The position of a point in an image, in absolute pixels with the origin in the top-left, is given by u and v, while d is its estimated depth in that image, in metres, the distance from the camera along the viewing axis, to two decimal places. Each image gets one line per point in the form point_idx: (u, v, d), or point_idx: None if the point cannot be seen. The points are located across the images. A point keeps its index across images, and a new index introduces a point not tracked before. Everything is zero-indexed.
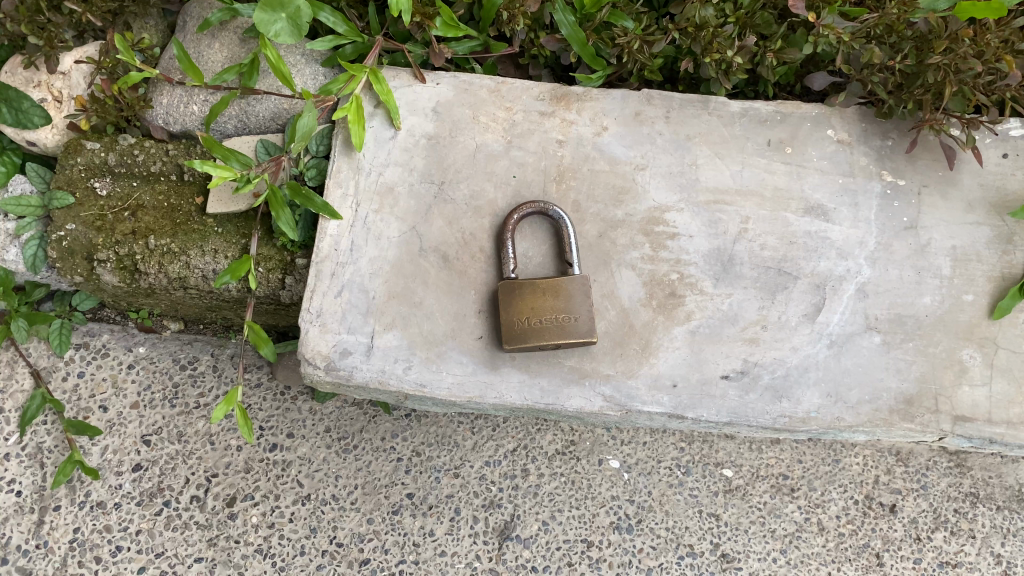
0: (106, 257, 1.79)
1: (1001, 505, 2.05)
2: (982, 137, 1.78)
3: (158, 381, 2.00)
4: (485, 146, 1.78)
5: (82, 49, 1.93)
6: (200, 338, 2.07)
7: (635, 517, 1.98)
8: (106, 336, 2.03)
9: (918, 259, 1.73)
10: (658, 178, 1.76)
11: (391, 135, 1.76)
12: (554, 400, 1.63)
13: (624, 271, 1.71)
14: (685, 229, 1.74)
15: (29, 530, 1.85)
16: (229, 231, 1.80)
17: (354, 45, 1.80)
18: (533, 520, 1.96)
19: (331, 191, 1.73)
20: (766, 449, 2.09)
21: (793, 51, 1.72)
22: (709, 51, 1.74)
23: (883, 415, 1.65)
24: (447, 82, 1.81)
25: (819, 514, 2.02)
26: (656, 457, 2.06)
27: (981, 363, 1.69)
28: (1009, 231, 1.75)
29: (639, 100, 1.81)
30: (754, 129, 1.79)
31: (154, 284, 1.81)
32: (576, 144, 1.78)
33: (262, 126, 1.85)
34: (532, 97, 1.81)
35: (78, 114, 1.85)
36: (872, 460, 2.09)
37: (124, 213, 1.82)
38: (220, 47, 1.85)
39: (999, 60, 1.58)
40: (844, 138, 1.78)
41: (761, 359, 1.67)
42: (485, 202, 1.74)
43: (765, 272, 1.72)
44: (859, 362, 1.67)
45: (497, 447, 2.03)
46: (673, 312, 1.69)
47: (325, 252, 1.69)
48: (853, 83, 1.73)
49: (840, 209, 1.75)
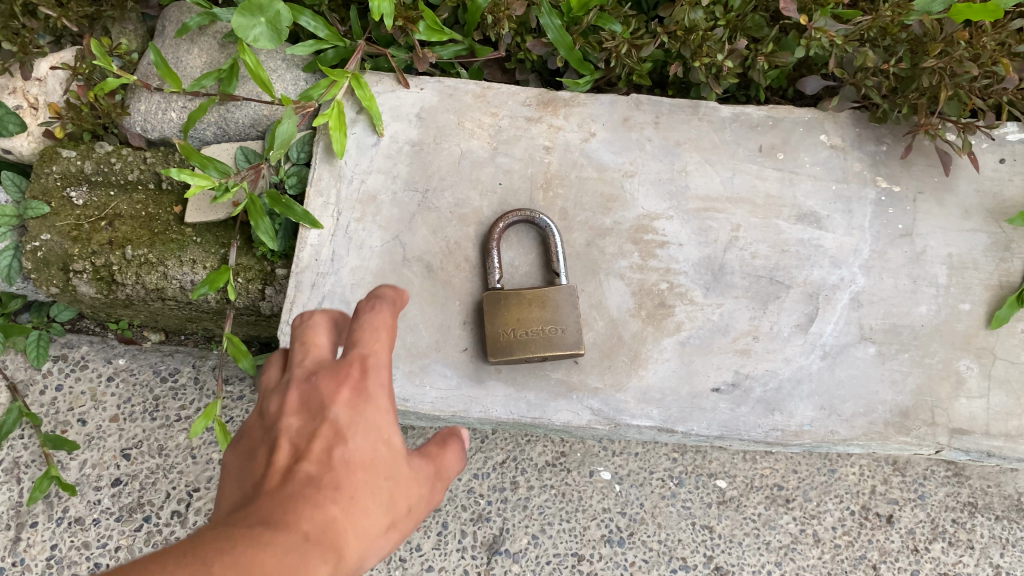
0: (82, 267, 1.74)
1: (1000, 514, 2.00)
2: (977, 142, 1.74)
3: (138, 393, 1.95)
4: (470, 153, 1.74)
5: (59, 55, 1.89)
6: (182, 349, 2.01)
7: (627, 530, 1.94)
8: (85, 348, 1.99)
9: (914, 268, 1.69)
10: (647, 185, 1.72)
11: (373, 142, 1.73)
12: (541, 415, 1.59)
13: (613, 280, 1.67)
14: (675, 238, 1.70)
15: (6, 547, 1.81)
16: (208, 241, 1.76)
17: (336, 50, 1.75)
18: (522, 534, 1.92)
19: (312, 199, 1.69)
20: (760, 460, 2.04)
21: (785, 55, 1.67)
22: (699, 55, 1.70)
23: (879, 428, 1.61)
24: (431, 87, 1.77)
25: (815, 526, 1.98)
26: (648, 469, 2.01)
27: (979, 374, 1.65)
28: (1007, 239, 1.70)
29: (627, 105, 1.77)
30: (745, 134, 1.75)
31: (132, 295, 1.77)
32: (563, 151, 1.74)
33: (242, 133, 1.81)
34: (518, 102, 1.77)
35: (54, 121, 1.83)
36: (869, 470, 2.05)
37: (101, 222, 1.77)
38: (200, 53, 1.81)
39: (996, 63, 1.54)
40: (838, 144, 1.74)
41: (754, 370, 1.63)
42: (470, 210, 1.70)
43: (757, 280, 1.68)
44: (854, 373, 1.63)
45: (485, 459, 1.99)
46: (662, 323, 1.65)
47: (306, 261, 1.65)
48: (846, 87, 1.68)
49: (833, 216, 1.71)
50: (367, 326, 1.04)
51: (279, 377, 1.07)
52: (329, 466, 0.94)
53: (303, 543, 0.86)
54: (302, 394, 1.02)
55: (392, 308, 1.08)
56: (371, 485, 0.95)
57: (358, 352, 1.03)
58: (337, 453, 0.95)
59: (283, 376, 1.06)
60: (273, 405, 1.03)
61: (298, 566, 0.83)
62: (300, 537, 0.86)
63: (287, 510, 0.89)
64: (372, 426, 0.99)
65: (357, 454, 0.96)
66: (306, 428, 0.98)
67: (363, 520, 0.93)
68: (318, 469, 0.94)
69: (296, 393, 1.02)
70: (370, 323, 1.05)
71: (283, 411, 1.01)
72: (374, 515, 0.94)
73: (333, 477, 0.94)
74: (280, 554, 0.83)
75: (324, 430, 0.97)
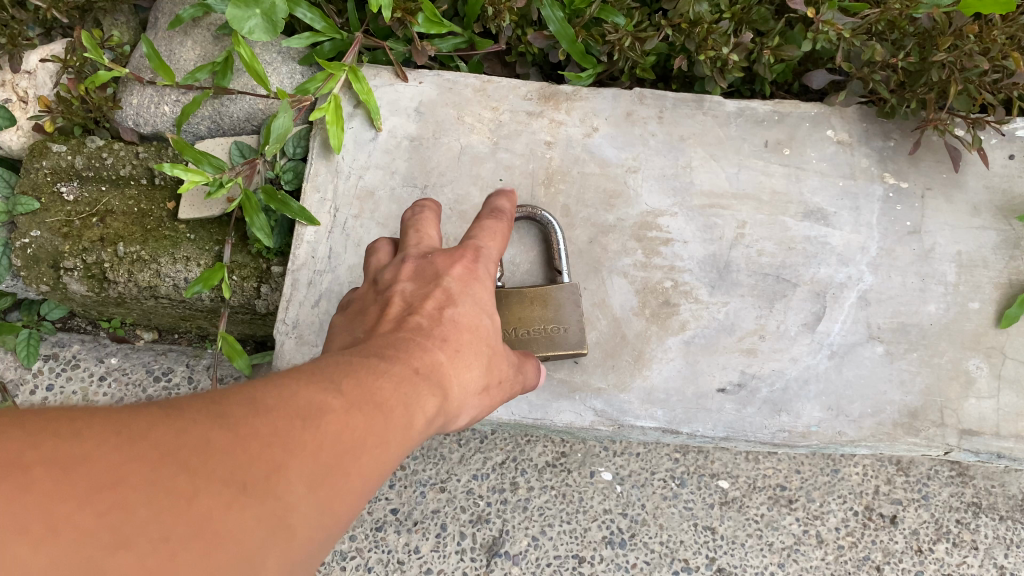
0: (73, 265, 1.70)
1: (1004, 515, 1.94)
2: (986, 138, 1.71)
3: (130, 393, 1.90)
4: (470, 148, 1.70)
5: (48, 47, 1.84)
6: (176, 348, 1.97)
7: (628, 531, 1.91)
8: (76, 347, 1.94)
9: (922, 266, 1.66)
10: (650, 181, 1.69)
11: (371, 136, 1.69)
12: (543, 416, 1.56)
13: (615, 278, 1.64)
14: (679, 235, 1.67)
15: None
16: (201, 237, 1.72)
17: (332, 42, 1.71)
18: (522, 536, 1.89)
19: (308, 195, 1.66)
20: (763, 460, 1.99)
21: (792, 49, 1.63)
22: (703, 49, 1.66)
23: (886, 429, 1.59)
24: (430, 80, 1.73)
25: (818, 527, 1.93)
26: (650, 469, 1.97)
27: (988, 374, 1.62)
28: (1016, 236, 1.67)
29: (631, 99, 1.73)
30: (750, 129, 1.72)
31: (124, 292, 1.73)
32: (565, 146, 1.70)
33: (236, 127, 1.77)
34: (520, 96, 1.73)
35: (44, 115, 1.78)
36: (873, 470, 1.99)
37: (92, 219, 1.73)
38: (193, 45, 1.76)
39: (1007, 56, 1.49)
40: (845, 139, 1.71)
41: (759, 370, 1.60)
42: (470, 206, 1.66)
43: (763, 278, 1.65)
44: (861, 373, 1.61)
45: (484, 459, 1.96)
46: (666, 322, 1.62)
47: (302, 259, 1.63)
48: (853, 81, 1.65)
49: (840, 213, 1.68)
50: (484, 229, 1.28)
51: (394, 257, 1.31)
52: (440, 320, 1.13)
53: (416, 373, 1.00)
54: (416, 266, 1.24)
55: (508, 220, 1.32)
56: (473, 344, 1.13)
57: (474, 243, 1.25)
58: (446, 312, 1.14)
59: (398, 256, 1.30)
60: (390, 274, 1.26)
61: (414, 389, 0.96)
62: (413, 370, 1.00)
63: (404, 347, 1.05)
64: (477, 298, 1.18)
65: (462, 316, 1.15)
66: (420, 290, 1.18)
67: (463, 370, 1.08)
68: (431, 319, 1.13)
69: (413, 266, 1.24)
70: (490, 226, 1.29)
71: (400, 276, 1.23)
72: (473, 371, 1.11)
73: (442, 328, 1.12)
74: (399, 378, 0.96)
75: (437, 293, 1.17)
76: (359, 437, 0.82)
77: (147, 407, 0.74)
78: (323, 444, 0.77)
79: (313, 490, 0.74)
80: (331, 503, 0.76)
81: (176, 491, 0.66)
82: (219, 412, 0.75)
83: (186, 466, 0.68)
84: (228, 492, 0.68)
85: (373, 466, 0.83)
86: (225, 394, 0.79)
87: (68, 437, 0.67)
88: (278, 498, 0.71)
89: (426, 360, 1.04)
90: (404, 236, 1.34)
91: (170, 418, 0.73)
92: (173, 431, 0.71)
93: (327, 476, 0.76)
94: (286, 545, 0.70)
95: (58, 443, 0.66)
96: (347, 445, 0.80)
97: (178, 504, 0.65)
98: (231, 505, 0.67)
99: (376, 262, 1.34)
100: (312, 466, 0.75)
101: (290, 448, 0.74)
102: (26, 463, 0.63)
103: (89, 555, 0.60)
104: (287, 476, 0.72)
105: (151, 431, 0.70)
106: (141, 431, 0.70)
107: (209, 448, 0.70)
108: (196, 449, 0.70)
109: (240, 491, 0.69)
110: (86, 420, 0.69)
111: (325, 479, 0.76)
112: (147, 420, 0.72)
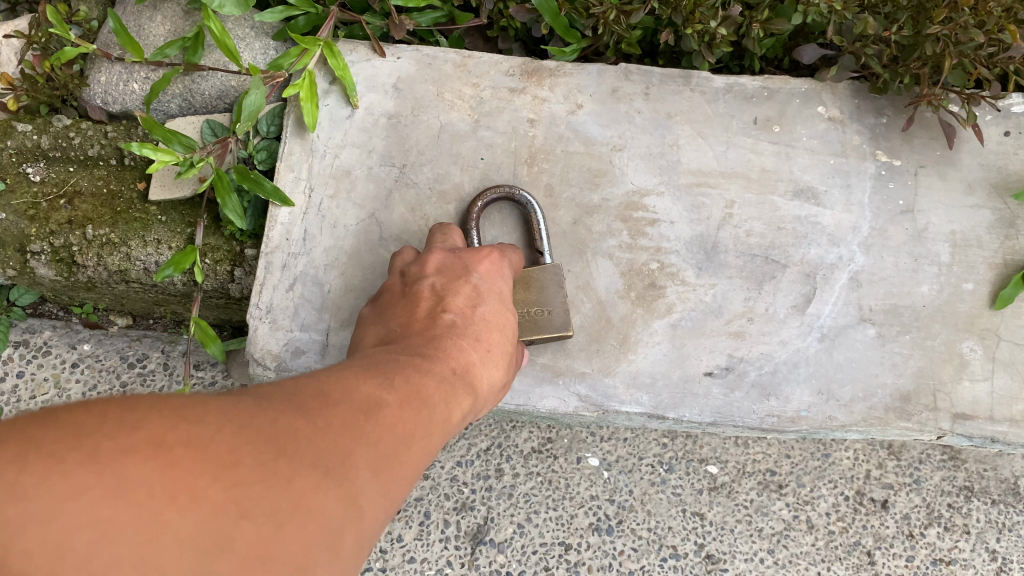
0: (40, 248, 1.65)
1: (996, 499, 1.91)
2: (981, 113, 1.66)
3: (104, 380, 1.85)
4: (450, 126, 1.64)
5: (12, 23, 1.81)
6: (150, 334, 1.91)
7: (616, 518, 1.87)
8: (48, 333, 1.89)
9: (914, 246, 1.61)
10: (637, 159, 1.64)
11: (347, 114, 1.63)
12: (526, 401, 1.52)
13: (600, 260, 1.59)
14: (665, 215, 1.62)
15: None
16: (173, 220, 1.66)
17: (307, 16, 1.65)
18: (508, 523, 1.85)
19: (282, 174, 1.61)
20: (752, 444, 1.95)
21: (782, 22, 1.58)
22: (691, 22, 1.59)
23: (878, 413, 1.55)
24: (408, 56, 1.67)
25: (808, 512, 1.90)
26: (637, 454, 1.93)
27: (982, 357, 1.58)
28: (1011, 215, 1.63)
29: (616, 75, 1.67)
30: (739, 105, 1.66)
31: (94, 277, 1.67)
32: (548, 123, 1.65)
33: (208, 105, 1.71)
34: (501, 72, 1.67)
35: (7, 93, 1.72)
36: (864, 454, 1.95)
37: (60, 200, 1.67)
38: (163, 20, 1.70)
39: (1003, 30, 1.44)
40: (836, 116, 1.66)
41: (748, 353, 1.56)
42: (450, 185, 1.61)
43: (751, 260, 1.60)
44: (852, 356, 1.57)
45: (469, 446, 1.91)
46: (652, 305, 1.58)
47: (276, 241, 1.57)
48: (845, 56, 1.58)
49: (831, 191, 1.63)
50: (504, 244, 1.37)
51: (419, 255, 1.35)
52: (470, 319, 1.17)
53: (453, 372, 1.04)
54: (443, 261, 1.28)
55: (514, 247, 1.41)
56: (500, 344, 1.18)
57: (498, 245, 1.33)
58: (476, 310, 1.19)
59: (422, 254, 1.33)
60: (415, 268, 1.29)
61: (452, 388, 1.01)
62: (450, 371, 1.04)
63: (440, 345, 1.09)
64: (501, 298, 1.23)
65: (491, 315, 1.20)
66: (449, 285, 1.22)
67: (491, 369, 1.13)
68: (464, 316, 1.17)
69: (440, 259, 1.28)
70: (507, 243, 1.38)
71: (427, 269, 1.27)
72: (499, 372, 1.16)
73: (474, 327, 1.16)
74: (439, 377, 1.01)
75: (467, 289, 1.21)
76: (409, 431, 0.86)
77: (236, 395, 0.77)
78: (384, 435, 0.81)
79: (377, 475, 0.77)
80: (391, 487, 0.79)
81: (279, 472, 0.68)
82: (301, 403, 0.78)
83: (285, 450, 0.71)
84: (316, 473, 0.71)
85: (419, 456, 0.87)
86: (296, 388, 0.82)
87: (192, 417, 0.68)
88: (353, 481, 0.74)
89: (460, 360, 1.08)
90: (428, 241, 1.37)
91: (261, 405, 0.75)
92: (269, 416, 0.73)
93: (386, 463, 0.79)
94: (356, 525, 0.73)
95: (185, 424, 0.67)
96: (402, 437, 0.84)
97: (279, 482, 0.68)
98: (319, 486, 0.70)
99: (400, 260, 1.37)
100: (375, 453, 0.78)
101: (359, 438, 0.78)
102: (167, 439, 0.65)
103: (217, 525, 0.63)
104: (357, 462, 0.75)
105: (252, 416, 0.72)
106: (246, 415, 0.72)
107: (299, 436, 0.73)
108: (290, 434, 0.72)
109: (325, 472, 0.72)
110: (201, 403, 0.71)
111: (386, 466, 0.79)
112: (244, 405, 0.74)
